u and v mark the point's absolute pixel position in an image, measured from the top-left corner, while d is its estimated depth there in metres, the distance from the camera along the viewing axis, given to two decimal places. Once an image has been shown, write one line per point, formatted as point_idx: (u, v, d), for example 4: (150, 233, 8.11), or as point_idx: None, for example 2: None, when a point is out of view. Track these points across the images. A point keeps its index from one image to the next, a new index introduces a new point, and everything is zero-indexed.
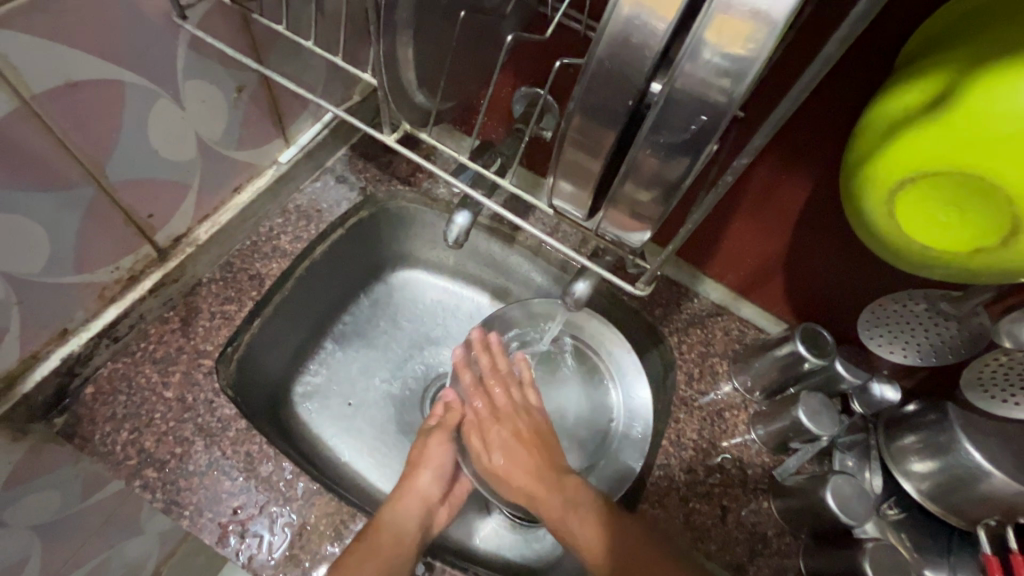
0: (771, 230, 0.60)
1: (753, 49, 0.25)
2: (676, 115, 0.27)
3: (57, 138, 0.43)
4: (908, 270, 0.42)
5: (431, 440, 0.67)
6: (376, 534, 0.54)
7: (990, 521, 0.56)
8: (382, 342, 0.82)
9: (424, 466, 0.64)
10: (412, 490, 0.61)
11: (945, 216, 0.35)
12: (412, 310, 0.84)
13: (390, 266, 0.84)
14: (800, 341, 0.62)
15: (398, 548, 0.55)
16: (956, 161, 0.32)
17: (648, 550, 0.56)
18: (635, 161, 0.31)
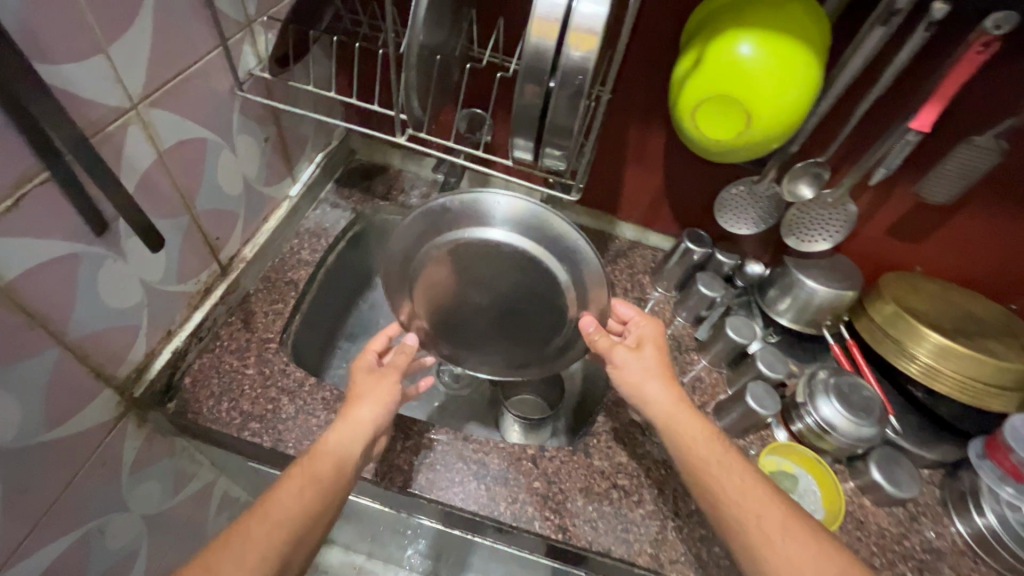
0: (650, 172, 0.89)
1: (591, 48, 0.49)
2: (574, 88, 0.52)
3: (173, 180, 0.63)
4: (726, 158, 0.70)
5: (382, 377, 0.69)
6: (314, 459, 0.60)
7: (828, 321, 0.86)
8: None
9: (366, 396, 0.66)
10: (355, 419, 0.64)
11: (724, 118, 0.64)
12: None
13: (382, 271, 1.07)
14: (687, 241, 0.90)
15: (334, 474, 0.59)
16: (712, 88, 0.62)
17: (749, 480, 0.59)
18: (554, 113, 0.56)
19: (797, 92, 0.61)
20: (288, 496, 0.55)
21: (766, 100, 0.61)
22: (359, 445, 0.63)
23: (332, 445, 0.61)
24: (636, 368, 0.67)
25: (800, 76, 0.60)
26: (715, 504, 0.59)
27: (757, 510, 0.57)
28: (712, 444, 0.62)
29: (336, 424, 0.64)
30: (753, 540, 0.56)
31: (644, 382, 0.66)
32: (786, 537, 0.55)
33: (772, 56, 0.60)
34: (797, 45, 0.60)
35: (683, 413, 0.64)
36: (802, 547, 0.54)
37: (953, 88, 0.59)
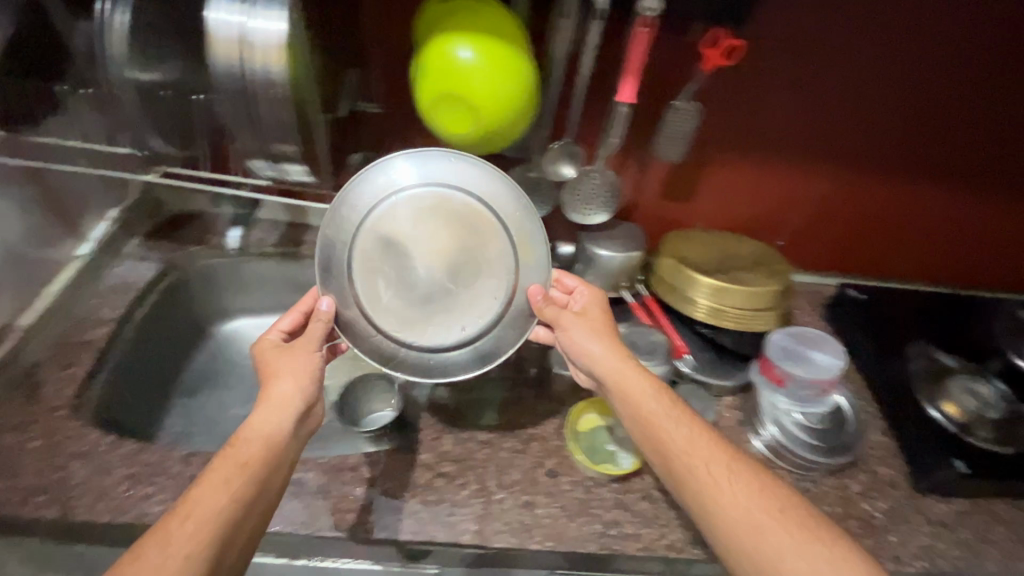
0: None
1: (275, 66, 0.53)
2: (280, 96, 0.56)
3: None
4: (482, 150, 0.77)
5: (294, 352, 0.67)
6: (238, 445, 0.59)
7: (626, 284, 0.95)
8: (230, 380, 1.03)
9: (280, 375, 0.65)
10: (277, 397, 0.63)
11: (459, 113, 0.70)
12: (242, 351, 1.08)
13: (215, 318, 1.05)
14: None
15: (262, 454, 0.59)
16: (440, 88, 0.69)
17: (687, 425, 0.66)
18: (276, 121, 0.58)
19: (513, 89, 0.69)
20: (208, 491, 0.54)
21: (487, 95, 0.68)
22: (289, 420, 0.62)
23: (258, 427, 0.61)
24: (576, 332, 0.74)
25: (514, 74, 0.69)
26: (662, 452, 0.66)
27: (697, 454, 0.64)
28: (659, 396, 0.69)
29: (258, 408, 0.62)
30: (700, 481, 0.62)
31: (587, 344, 0.73)
32: (724, 476, 0.61)
33: (486, 57, 0.67)
34: (507, 48, 0.68)
35: (624, 367, 0.71)
36: (733, 481, 0.61)
37: (637, 63, 0.69)
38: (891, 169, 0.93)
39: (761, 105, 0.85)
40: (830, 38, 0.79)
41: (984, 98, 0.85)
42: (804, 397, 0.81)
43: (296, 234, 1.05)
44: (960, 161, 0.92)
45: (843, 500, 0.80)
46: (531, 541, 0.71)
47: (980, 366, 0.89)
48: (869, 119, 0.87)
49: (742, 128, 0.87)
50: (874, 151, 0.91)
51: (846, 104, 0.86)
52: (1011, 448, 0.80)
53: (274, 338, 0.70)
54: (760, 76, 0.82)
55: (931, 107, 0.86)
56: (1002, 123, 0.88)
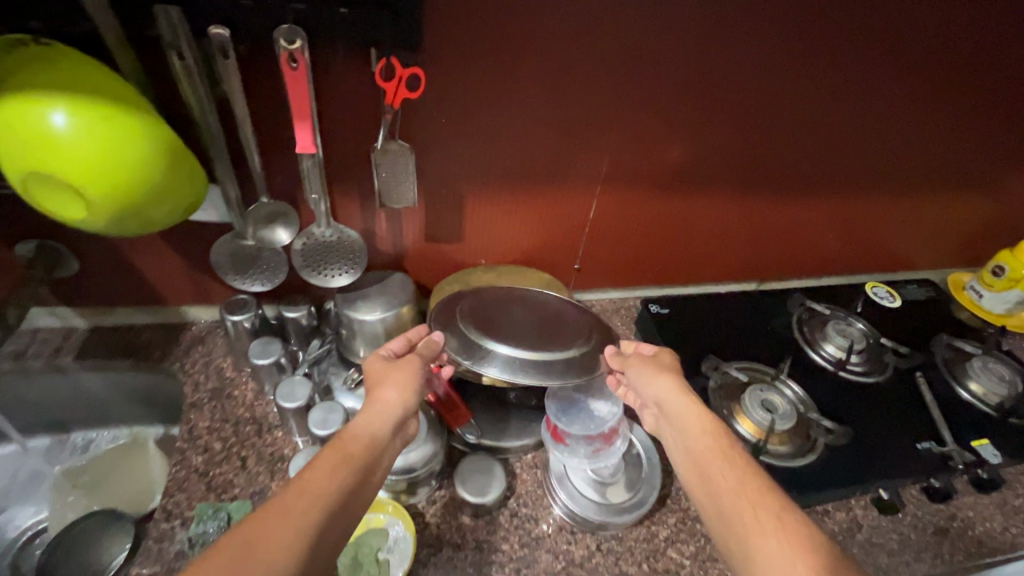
0: (152, 254, 0.78)
1: None
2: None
3: None
4: (141, 230, 0.61)
5: (401, 361, 0.67)
6: (346, 440, 0.58)
7: None
8: None
9: (388, 380, 0.65)
10: (382, 403, 0.63)
11: (68, 197, 0.54)
12: None
13: None
14: (227, 312, 0.80)
15: (365, 457, 0.57)
16: (22, 158, 0.51)
17: (740, 466, 0.58)
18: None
19: (133, 157, 0.53)
20: (299, 500, 0.51)
21: (88, 166, 0.51)
22: (383, 428, 0.61)
23: (359, 429, 0.59)
24: (637, 369, 0.71)
25: (131, 138, 0.53)
26: (711, 493, 0.57)
27: (742, 494, 0.55)
28: (718, 434, 0.61)
29: (363, 410, 0.62)
30: (747, 530, 0.52)
31: (649, 380, 0.69)
32: (776, 527, 0.51)
33: (81, 117, 0.51)
34: (118, 105, 0.52)
35: (688, 406, 0.65)
36: (774, 534, 0.51)
37: (299, 105, 0.57)
38: (697, 181, 0.88)
39: (543, 128, 0.74)
40: (618, 53, 0.68)
41: (791, 104, 0.80)
42: (588, 453, 0.73)
43: None
44: (766, 167, 0.89)
45: (649, 553, 0.72)
46: None
47: (774, 373, 0.87)
48: (670, 134, 0.80)
49: (518, 154, 0.76)
50: (677, 165, 0.85)
51: (641, 122, 0.77)
52: (812, 456, 0.78)
53: (386, 353, 0.70)
54: (531, 99, 0.70)
55: (741, 117, 0.80)
56: (808, 128, 0.84)
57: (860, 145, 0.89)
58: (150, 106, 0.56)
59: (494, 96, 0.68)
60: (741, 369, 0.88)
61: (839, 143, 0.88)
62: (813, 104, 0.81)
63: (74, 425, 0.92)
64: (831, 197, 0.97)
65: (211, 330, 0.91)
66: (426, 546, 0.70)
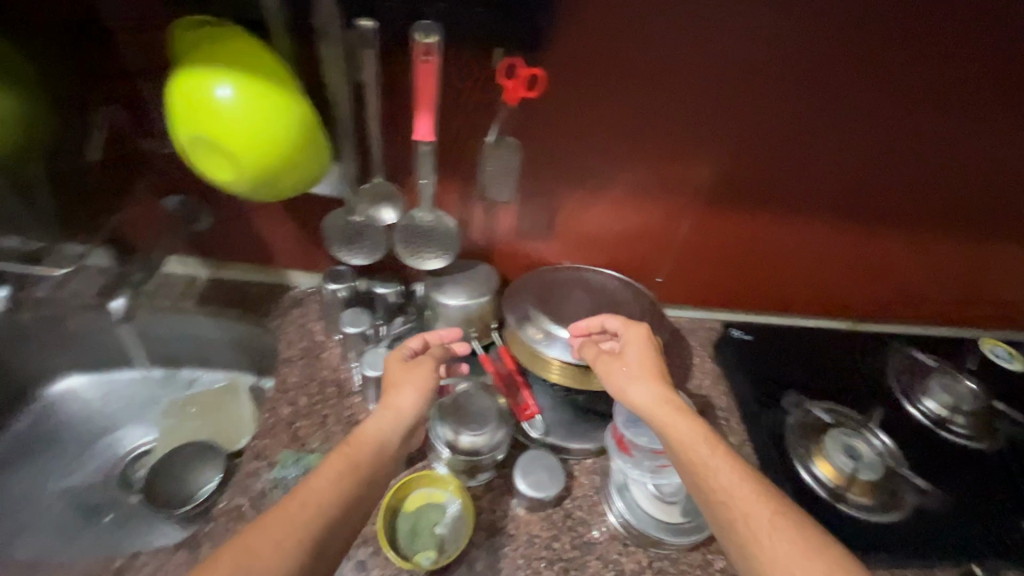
0: (274, 218, 0.87)
1: None
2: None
3: None
4: (270, 197, 0.67)
5: (420, 367, 0.72)
6: (353, 442, 0.61)
7: (474, 333, 0.85)
8: (51, 451, 0.96)
9: (406, 385, 0.70)
10: (396, 409, 0.67)
11: (218, 159, 0.61)
12: (75, 416, 0.99)
13: (44, 383, 0.99)
14: (327, 280, 0.87)
15: (372, 459, 0.60)
16: (194, 124, 0.59)
17: (727, 470, 0.55)
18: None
19: (279, 125, 0.59)
20: (312, 494, 0.54)
21: (245, 133, 0.58)
22: (394, 432, 0.65)
23: (372, 432, 0.63)
24: (620, 374, 0.70)
25: (278, 108, 0.59)
26: (704, 502, 0.55)
27: (734, 503, 0.53)
28: (703, 436, 0.59)
29: (376, 414, 0.66)
30: (748, 534, 0.50)
31: (629, 383, 0.68)
32: (772, 525, 0.50)
33: (242, 90, 0.57)
34: (268, 78, 0.59)
35: (665, 411, 0.63)
36: (774, 543, 0.49)
37: (424, 97, 0.61)
38: (790, 202, 0.83)
39: (652, 130, 0.73)
40: (743, 64, 0.68)
41: (927, 127, 0.74)
42: (653, 468, 0.72)
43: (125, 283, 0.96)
44: (885, 193, 0.82)
45: None
46: None
47: (864, 419, 0.82)
48: (786, 147, 0.76)
49: (622, 157, 0.76)
50: (790, 183, 0.80)
51: (753, 138, 0.75)
52: (897, 514, 0.72)
53: (404, 354, 0.75)
54: (646, 102, 0.70)
55: (844, 134, 0.75)
56: (923, 152, 0.77)
57: (1004, 185, 0.81)
58: (297, 84, 0.62)
59: (604, 94, 0.69)
60: (828, 409, 0.83)
61: (974, 174, 0.79)
62: (954, 129, 0.74)
63: (184, 362, 1.04)
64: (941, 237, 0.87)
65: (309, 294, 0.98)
66: (480, 528, 0.72)
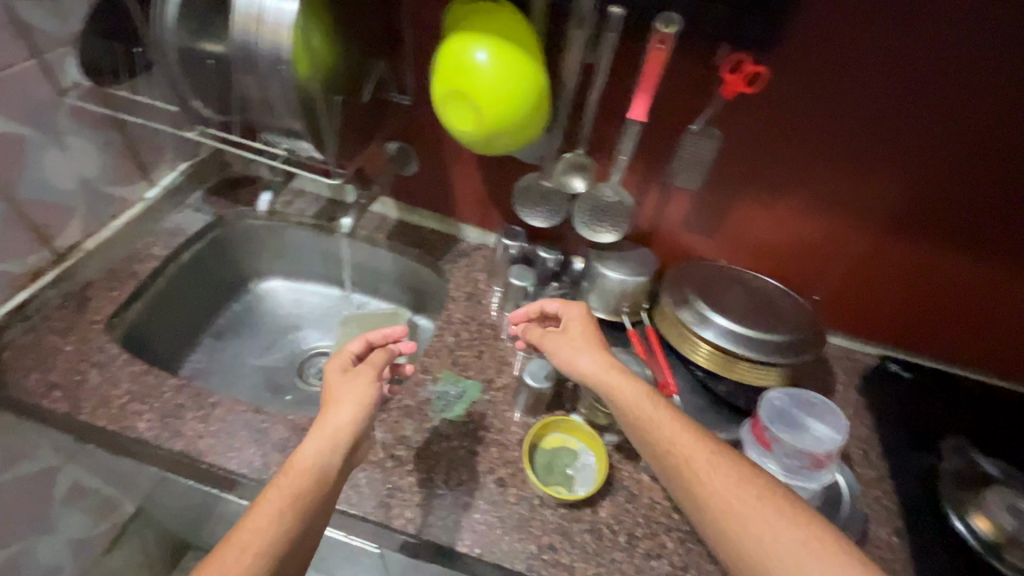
0: (470, 174, 0.99)
1: (277, 40, 0.58)
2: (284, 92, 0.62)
3: None
4: (488, 152, 0.77)
5: (343, 390, 0.73)
6: (294, 466, 0.65)
7: (626, 308, 0.91)
8: (253, 332, 1.16)
9: (344, 399, 0.71)
10: (336, 426, 0.69)
11: (463, 110, 0.72)
12: (274, 310, 1.20)
13: (256, 278, 1.20)
14: (504, 236, 0.98)
15: (315, 480, 0.64)
16: (452, 80, 0.71)
17: (683, 433, 0.66)
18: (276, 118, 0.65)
19: (521, 86, 0.70)
20: (257, 516, 0.60)
21: (495, 89, 0.69)
22: (338, 449, 0.68)
23: (311, 455, 0.66)
24: (565, 346, 0.77)
25: (521, 71, 0.69)
26: (676, 467, 0.64)
27: (699, 466, 0.63)
28: (651, 398, 0.70)
29: (316, 436, 0.67)
30: (694, 474, 0.63)
31: (576, 354, 0.75)
32: (711, 464, 0.63)
33: (497, 53, 0.69)
34: (514, 45, 0.70)
35: (615, 377, 0.72)
36: (751, 501, 0.60)
37: (650, 78, 0.67)
38: (939, 224, 0.79)
39: (864, 141, 0.74)
40: (984, 85, 0.66)
41: None
42: (789, 468, 0.71)
43: (333, 210, 1.14)
44: None
45: None
46: (457, 544, 0.70)
47: None
48: (1010, 180, 0.73)
49: (823, 163, 0.77)
50: (1005, 220, 0.76)
51: (974, 165, 0.72)
52: None
53: (346, 360, 0.78)
54: (865, 111, 0.71)
55: (969, 150, 0.71)
56: None
57: None
58: (541, 60, 0.72)
59: (812, 94, 0.71)
60: (994, 465, 0.78)
61: None
62: None
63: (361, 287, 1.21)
64: (969, 258, 0.80)
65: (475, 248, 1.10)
66: (609, 482, 0.78)
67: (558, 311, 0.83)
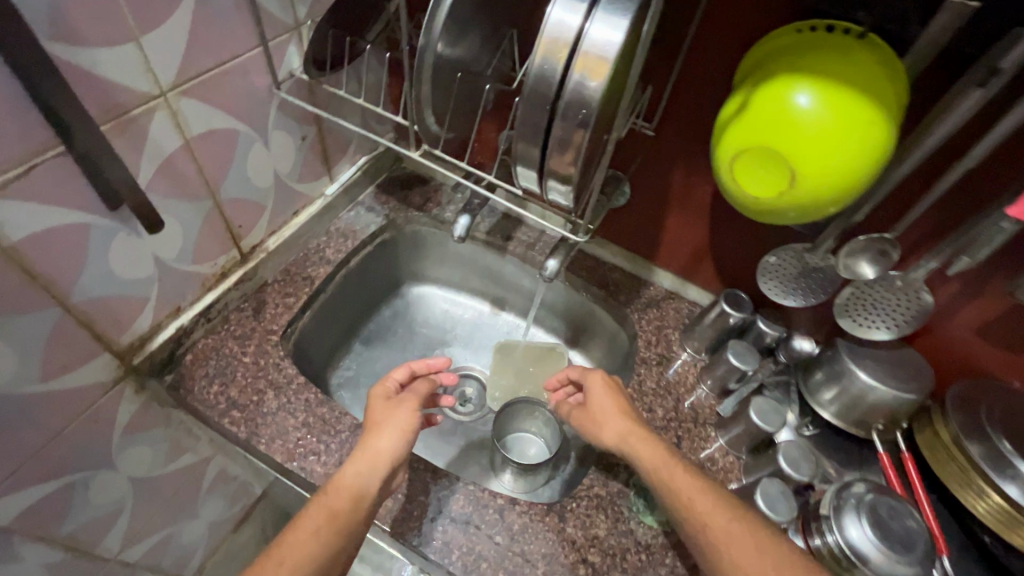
0: (692, 220, 0.83)
1: (594, 81, 0.45)
2: (574, 143, 0.49)
3: (193, 156, 0.65)
4: (770, 221, 0.61)
5: (386, 414, 0.71)
6: (330, 498, 0.62)
7: (880, 425, 0.73)
8: (401, 342, 1.08)
9: (388, 426, 0.69)
10: (377, 451, 0.66)
11: (761, 173, 0.55)
12: (423, 319, 1.11)
13: (409, 282, 1.11)
14: (724, 302, 0.81)
15: (350, 508, 0.62)
16: (755, 139, 0.54)
17: (729, 520, 0.58)
18: (549, 168, 0.52)
19: (855, 154, 0.51)
20: (302, 537, 0.59)
21: (821, 159, 0.51)
22: (378, 474, 0.65)
23: (350, 479, 0.64)
24: (589, 418, 0.72)
25: (858, 133, 0.51)
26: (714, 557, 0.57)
27: (739, 557, 0.55)
28: (688, 475, 0.62)
29: (354, 458, 0.65)
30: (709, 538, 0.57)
31: (599, 427, 0.69)
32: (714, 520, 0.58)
33: (829, 108, 0.51)
34: (852, 92, 0.50)
35: (643, 446, 0.65)
36: None
37: None
38: None
39: None
40: None
41: None
42: None
43: (508, 226, 1.01)
44: None
45: None
46: None
47: None
48: None
49: None
50: None
51: None
52: None
53: (388, 389, 0.77)
54: None
55: None
56: None
57: None
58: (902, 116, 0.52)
59: None
60: None
61: None
62: None
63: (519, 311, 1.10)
64: None
65: (666, 297, 0.95)
66: None
67: (580, 376, 0.77)
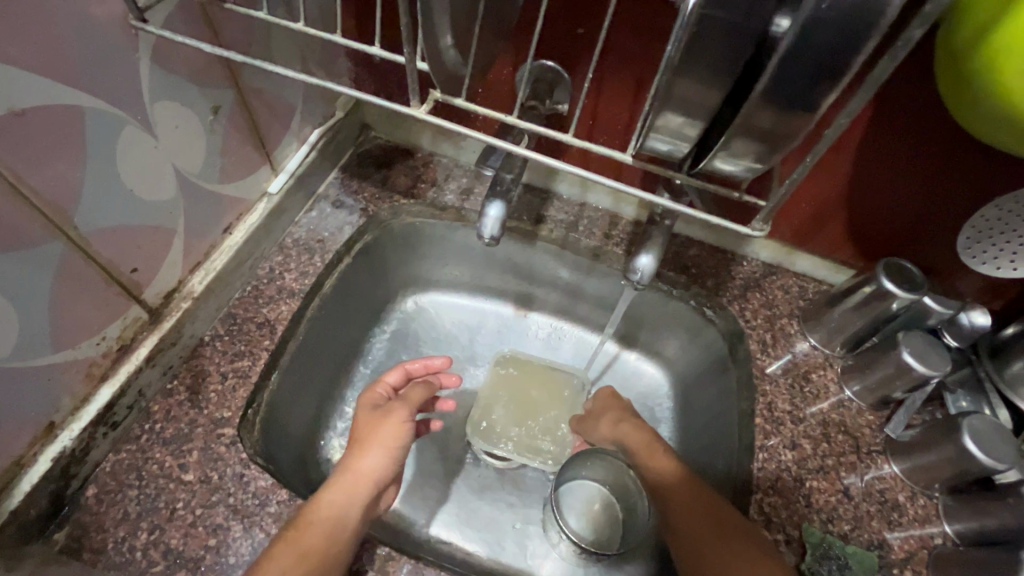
0: (828, 163, 0.55)
1: None
2: (823, 50, 0.25)
3: None
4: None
5: (376, 421, 0.54)
6: (302, 528, 0.45)
7: None
8: None
9: (374, 442, 0.52)
10: (357, 472, 0.50)
11: None
12: (431, 338, 0.77)
13: (403, 292, 0.77)
14: (885, 276, 0.56)
15: (329, 542, 0.44)
16: None
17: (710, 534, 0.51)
18: (744, 119, 0.29)
19: None
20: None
21: None
22: (359, 501, 0.49)
23: (330, 503, 0.47)
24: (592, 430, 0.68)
25: None
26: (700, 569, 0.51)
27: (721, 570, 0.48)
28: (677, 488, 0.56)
29: (332, 481, 0.49)
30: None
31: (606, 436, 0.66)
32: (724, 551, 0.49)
33: None
34: None
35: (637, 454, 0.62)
36: None
37: None
38: None
39: None
40: None
41: None
42: None
43: (534, 202, 0.73)
44: None
45: None
46: None
47: None
48: None
49: None
50: None
51: None
52: None
53: (379, 396, 0.58)
54: None
55: None
56: None
57: None
58: None
59: None
60: None
61: None
62: None
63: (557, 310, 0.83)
64: None
65: (767, 274, 0.68)
66: None
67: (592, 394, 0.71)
